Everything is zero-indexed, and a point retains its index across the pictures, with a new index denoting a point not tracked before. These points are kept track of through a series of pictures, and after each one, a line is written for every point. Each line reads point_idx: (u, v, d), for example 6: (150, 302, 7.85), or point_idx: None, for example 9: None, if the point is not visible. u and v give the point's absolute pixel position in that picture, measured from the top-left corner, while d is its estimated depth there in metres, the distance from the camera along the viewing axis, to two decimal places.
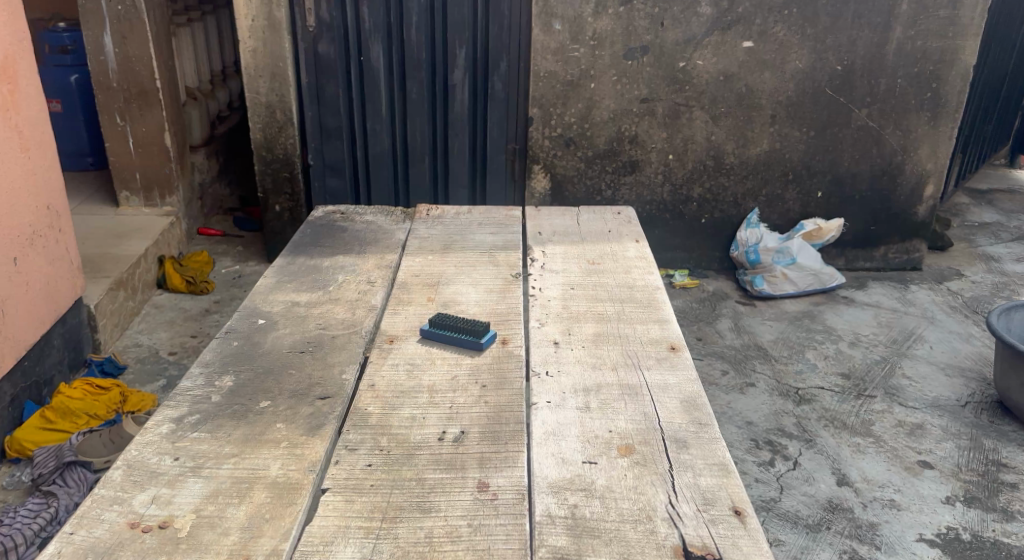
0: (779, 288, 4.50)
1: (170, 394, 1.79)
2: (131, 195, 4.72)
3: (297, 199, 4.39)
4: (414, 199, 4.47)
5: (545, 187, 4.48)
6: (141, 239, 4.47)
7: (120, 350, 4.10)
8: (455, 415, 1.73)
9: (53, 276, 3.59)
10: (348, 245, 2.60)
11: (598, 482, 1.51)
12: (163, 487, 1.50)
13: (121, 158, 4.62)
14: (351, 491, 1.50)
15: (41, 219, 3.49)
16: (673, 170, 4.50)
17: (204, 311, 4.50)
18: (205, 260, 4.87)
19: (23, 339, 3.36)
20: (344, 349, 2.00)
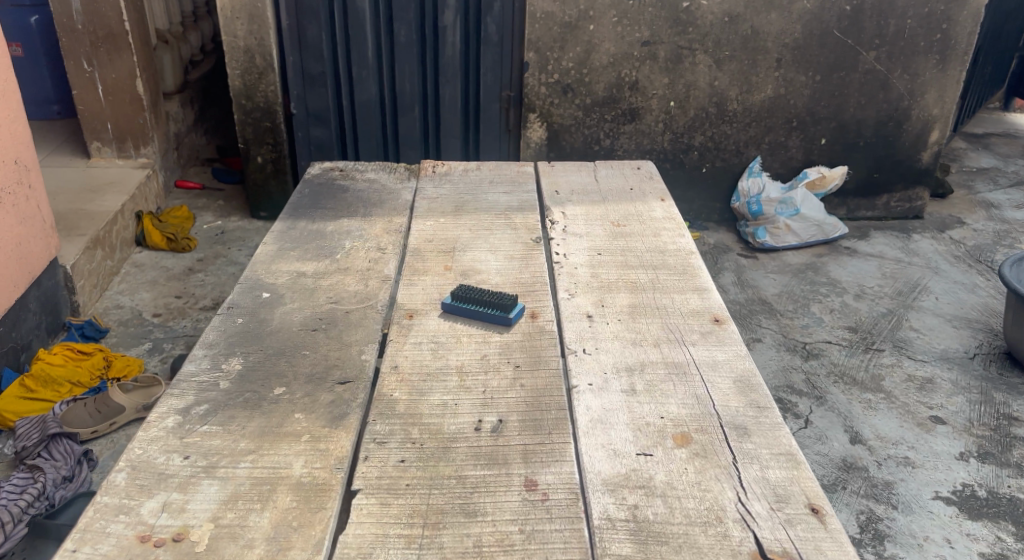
0: (781, 240, 4.36)
1: (174, 381, 1.61)
2: (103, 146, 4.42)
3: (280, 150, 4.14)
4: (403, 150, 4.24)
5: (541, 137, 4.27)
6: (117, 193, 4.20)
7: (100, 312, 3.86)
8: (491, 403, 1.58)
9: (26, 237, 3.31)
10: (353, 207, 2.42)
11: (658, 478, 1.37)
12: (174, 492, 1.34)
13: (89, 108, 4.31)
14: (385, 493, 1.35)
15: (10, 174, 3.18)
16: (674, 118, 4.30)
17: (189, 270, 4.26)
18: (185, 216, 4.61)
19: None
20: (360, 326, 1.83)
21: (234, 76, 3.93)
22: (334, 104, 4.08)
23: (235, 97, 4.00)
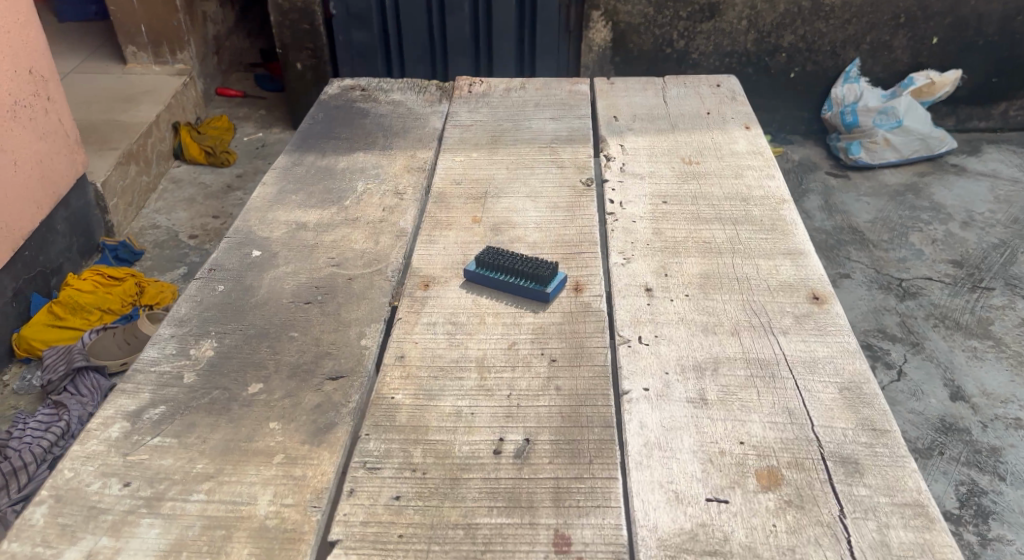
0: (878, 157, 3.61)
1: (129, 371, 1.30)
2: (139, 50, 4.11)
3: (320, 55, 3.69)
4: (454, 55, 3.73)
5: (605, 38, 3.68)
6: (151, 103, 3.86)
7: (137, 234, 3.57)
8: (515, 415, 1.24)
9: (49, 154, 2.93)
10: (372, 138, 2.06)
11: (735, 541, 1.05)
12: (104, 536, 1.03)
13: (124, 12, 4.02)
14: (372, 550, 1.04)
15: (24, 83, 2.77)
16: (761, 14, 3.59)
17: (226, 188, 3.95)
18: (226, 126, 4.28)
19: (20, 234, 2.77)
20: (363, 299, 1.48)
21: None
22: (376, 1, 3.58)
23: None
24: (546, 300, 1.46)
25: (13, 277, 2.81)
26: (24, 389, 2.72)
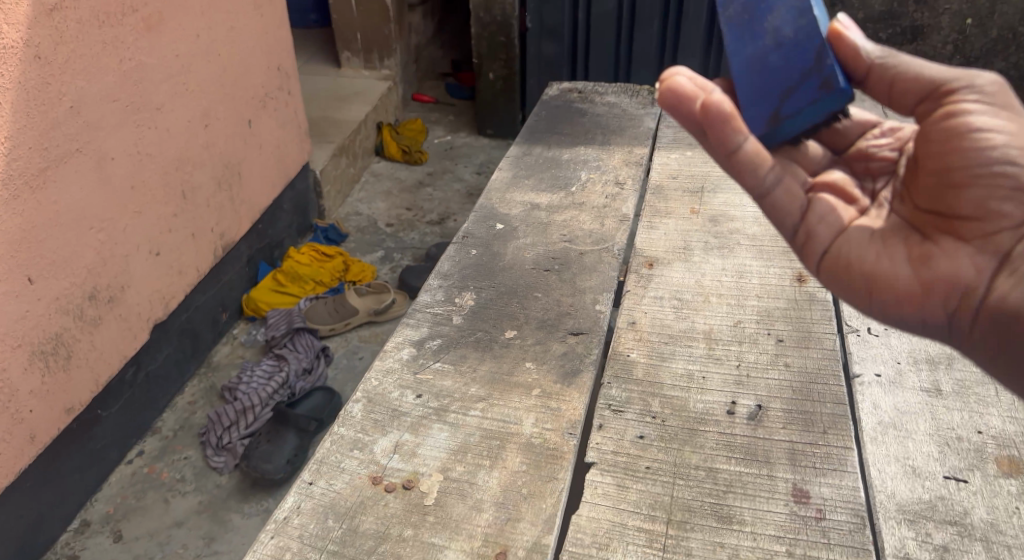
0: None
1: (408, 310, 1.54)
2: (353, 55, 4.04)
3: (512, 66, 3.86)
4: (635, 80, 3.81)
5: None
6: (360, 103, 3.79)
7: (342, 219, 3.53)
8: (745, 383, 1.33)
9: (277, 146, 2.89)
10: (590, 133, 2.23)
11: (976, 519, 1.06)
12: (406, 433, 1.27)
13: (342, 19, 3.93)
14: (624, 474, 1.18)
15: (272, 81, 2.80)
16: (969, 39, 3.25)
17: (420, 184, 3.80)
18: (420, 129, 4.09)
19: (208, 243, 2.51)
20: (594, 272, 1.64)
21: None
22: (569, 18, 3.68)
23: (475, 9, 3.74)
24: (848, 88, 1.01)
25: (249, 245, 2.83)
26: (248, 343, 2.73)
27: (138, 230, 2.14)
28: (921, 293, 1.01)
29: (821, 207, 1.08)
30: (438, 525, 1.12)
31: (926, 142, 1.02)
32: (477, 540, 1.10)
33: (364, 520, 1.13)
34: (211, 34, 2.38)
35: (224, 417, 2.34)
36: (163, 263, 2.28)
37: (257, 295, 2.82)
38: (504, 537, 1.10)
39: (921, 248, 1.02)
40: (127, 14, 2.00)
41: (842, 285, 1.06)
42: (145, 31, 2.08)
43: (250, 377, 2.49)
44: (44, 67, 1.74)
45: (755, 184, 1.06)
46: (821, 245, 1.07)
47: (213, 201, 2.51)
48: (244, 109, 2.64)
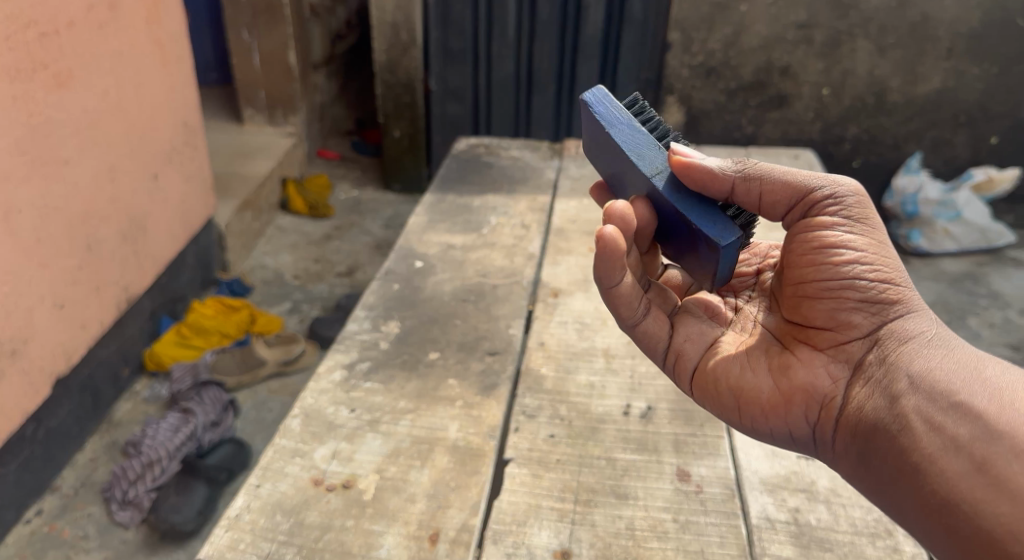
0: (937, 245, 3.70)
1: (337, 338, 1.69)
2: (256, 112, 4.16)
3: (417, 125, 4.10)
4: (534, 128, 4.06)
5: (678, 121, 3.87)
6: (266, 159, 3.91)
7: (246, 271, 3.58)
8: (638, 389, 1.56)
9: (186, 198, 2.99)
10: (497, 184, 2.48)
11: (821, 484, 1.31)
12: (342, 441, 1.40)
13: (247, 76, 4.07)
14: (537, 465, 1.37)
15: (179, 136, 2.90)
16: (827, 106, 3.74)
17: (326, 237, 3.93)
18: (324, 184, 4.19)
19: (116, 292, 2.57)
20: (506, 300, 1.86)
21: (380, 53, 3.86)
22: (472, 81, 3.95)
23: (380, 72, 3.94)
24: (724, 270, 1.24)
25: (151, 299, 2.84)
26: (150, 399, 2.73)
27: (44, 281, 2.20)
28: (783, 404, 1.23)
29: (694, 332, 1.35)
30: (376, 515, 1.26)
31: (791, 257, 1.28)
32: (412, 526, 1.25)
33: (308, 516, 1.26)
34: (120, 92, 2.50)
35: (128, 471, 2.35)
36: (70, 313, 2.33)
37: (159, 349, 2.80)
38: (436, 521, 1.26)
39: (781, 360, 1.25)
40: (38, 71, 2.12)
41: (717, 402, 1.29)
42: (56, 88, 2.20)
43: (156, 430, 2.47)
44: None
45: (634, 311, 1.30)
46: (700, 364, 1.32)
47: (121, 251, 2.58)
48: (153, 162, 2.74)
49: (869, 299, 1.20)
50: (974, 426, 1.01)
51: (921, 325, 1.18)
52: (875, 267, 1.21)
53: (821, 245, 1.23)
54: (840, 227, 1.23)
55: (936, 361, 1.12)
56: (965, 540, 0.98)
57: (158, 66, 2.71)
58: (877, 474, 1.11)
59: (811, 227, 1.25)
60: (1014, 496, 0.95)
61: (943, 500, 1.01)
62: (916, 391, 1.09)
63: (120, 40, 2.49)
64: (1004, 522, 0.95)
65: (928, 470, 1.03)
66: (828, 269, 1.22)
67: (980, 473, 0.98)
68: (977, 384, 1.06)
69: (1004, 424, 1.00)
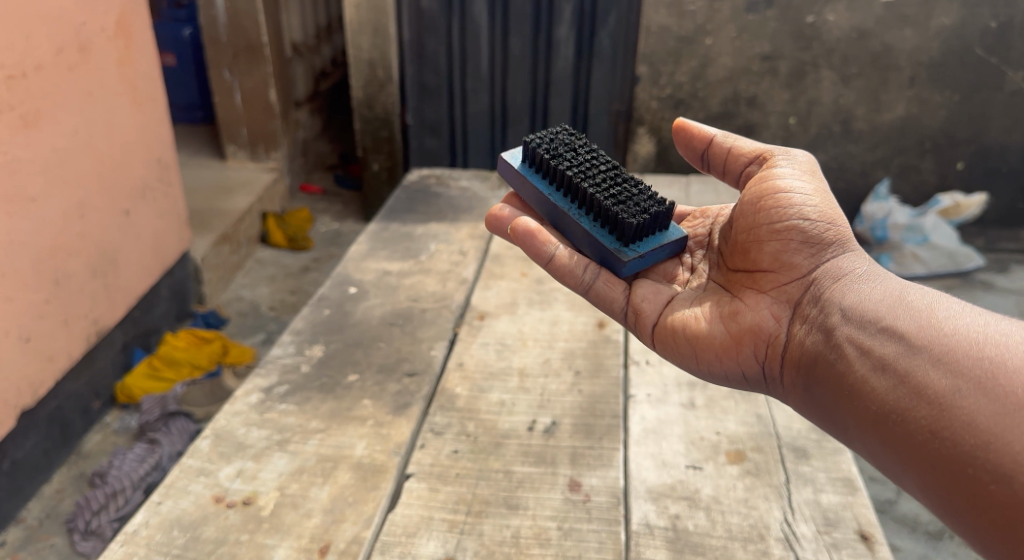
0: (908, 270, 3.31)
1: (261, 362, 1.75)
2: (239, 148, 3.89)
3: (395, 160, 3.67)
4: None
5: (649, 153, 3.50)
6: (246, 195, 3.64)
7: (223, 304, 3.29)
8: (547, 405, 1.62)
9: (158, 238, 2.74)
10: (442, 213, 2.53)
11: (704, 492, 1.41)
12: (248, 461, 1.46)
13: (228, 113, 3.80)
14: (436, 479, 1.43)
15: (153, 170, 2.67)
16: (794, 137, 3.37)
17: (304, 268, 3.61)
18: (305, 218, 3.93)
19: (77, 344, 2.32)
20: (431, 323, 1.90)
21: (355, 88, 3.46)
22: (448, 117, 3.56)
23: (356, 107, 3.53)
24: (629, 262, 1.47)
25: (123, 331, 2.62)
26: (121, 430, 2.52)
27: (6, 318, 2.02)
28: (735, 346, 1.36)
29: (648, 290, 1.48)
30: (271, 529, 1.33)
31: (740, 226, 1.46)
32: (304, 539, 1.31)
33: (205, 531, 1.33)
34: (89, 132, 2.31)
35: (93, 501, 2.21)
36: (33, 364, 2.12)
37: (130, 381, 2.59)
38: (329, 534, 1.32)
39: (732, 307, 1.39)
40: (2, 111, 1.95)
41: (678, 352, 1.42)
42: (20, 129, 2.03)
43: (120, 462, 2.32)
44: None
45: (578, 279, 1.49)
46: (659, 317, 1.45)
47: (91, 296, 2.36)
48: (122, 198, 2.50)
49: (809, 240, 1.36)
50: (897, 343, 1.12)
51: (855, 263, 1.32)
52: (815, 213, 1.38)
53: (766, 201, 1.42)
54: (783, 181, 1.43)
55: (866, 293, 1.24)
56: (894, 444, 1.07)
57: (127, 101, 2.48)
58: (820, 399, 1.21)
59: (756, 188, 1.45)
60: (931, 401, 1.04)
61: (874, 413, 1.10)
62: (848, 321, 1.21)
63: (91, 81, 2.30)
64: (925, 424, 1.03)
65: (860, 388, 1.13)
66: (771, 217, 1.41)
67: (902, 385, 1.08)
68: (899, 309, 1.17)
69: (922, 338, 1.10)
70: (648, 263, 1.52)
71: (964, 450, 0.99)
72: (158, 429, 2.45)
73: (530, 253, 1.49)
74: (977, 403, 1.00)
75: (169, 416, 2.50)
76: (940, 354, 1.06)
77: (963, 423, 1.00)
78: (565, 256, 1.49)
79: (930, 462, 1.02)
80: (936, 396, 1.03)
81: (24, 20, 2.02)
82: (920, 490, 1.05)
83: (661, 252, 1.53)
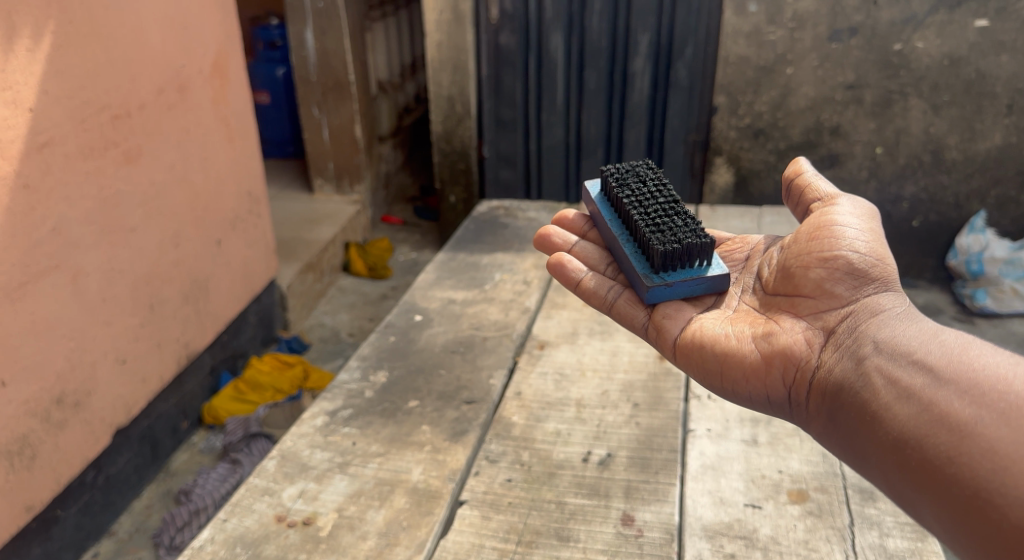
0: (1005, 307, 3.20)
1: (328, 386, 1.82)
2: (325, 182, 4.05)
3: (472, 191, 3.73)
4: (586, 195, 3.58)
5: (727, 183, 3.44)
6: (328, 227, 3.77)
7: (305, 330, 3.41)
8: (603, 436, 1.61)
9: (247, 267, 2.88)
10: (508, 244, 2.56)
11: (762, 532, 1.37)
12: (311, 482, 1.51)
13: (316, 149, 3.96)
14: (488, 507, 1.44)
15: (243, 204, 2.82)
16: (881, 166, 3.26)
17: (383, 297, 3.71)
18: (386, 248, 4.04)
19: (168, 366, 2.45)
20: (492, 351, 1.93)
21: (435, 123, 3.57)
22: (523, 148, 3.55)
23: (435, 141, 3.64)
24: (649, 288, 1.48)
25: (213, 354, 2.75)
26: (206, 450, 2.62)
27: (108, 338, 2.15)
28: (765, 367, 1.32)
29: (670, 308, 1.49)
30: (328, 550, 1.36)
31: (790, 257, 1.44)
32: None
33: (266, 549, 1.37)
34: (186, 167, 2.46)
35: (177, 517, 2.29)
36: (126, 382, 2.25)
37: (216, 403, 2.71)
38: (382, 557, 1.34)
39: (763, 330, 1.36)
40: (109, 148, 2.11)
41: (703, 367, 1.39)
42: (125, 164, 2.19)
43: (204, 478, 2.42)
44: (31, 194, 1.86)
45: (602, 298, 1.56)
46: (684, 333, 1.43)
47: (182, 319, 2.50)
48: (214, 229, 2.65)
49: (853, 272, 1.32)
50: (925, 373, 1.09)
51: (894, 300, 1.28)
52: (865, 248, 1.34)
53: (820, 233, 1.40)
54: (841, 217, 1.40)
55: (900, 327, 1.20)
56: (912, 470, 1.04)
57: (222, 139, 2.65)
58: (842, 425, 1.18)
59: (813, 221, 1.43)
60: (952, 430, 1.01)
61: (894, 439, 1.07)
62: (878, 349, 1.18)
63: (189, 120, 2.46)
64: (944, 452, 1.01)
65: (882, 415, 1.10)
66: (820, 247, 1.37)
67: (925, 413, 1.05)
68: (930, 342, 1.14)
69: (950, 370, 1.07)
70: (677, 294, 1.50)
71: (980, 478, 0.96)
72: (240, 450, 2.55)
73: (560, 279, 1.58)
74: (998, 433, 0.97)
75: (251, 436, 2.60)
76: (966, 386, 1.03)
77: (981, 453, 0.97)
78: (591, 281, 1.57)
79: (945, 492, 0.99)
80: (957, 425, 1.01)
81: (132, 66, 2.19)
82: (934, 520, 1.01)
83: (696, 285, 1.50)
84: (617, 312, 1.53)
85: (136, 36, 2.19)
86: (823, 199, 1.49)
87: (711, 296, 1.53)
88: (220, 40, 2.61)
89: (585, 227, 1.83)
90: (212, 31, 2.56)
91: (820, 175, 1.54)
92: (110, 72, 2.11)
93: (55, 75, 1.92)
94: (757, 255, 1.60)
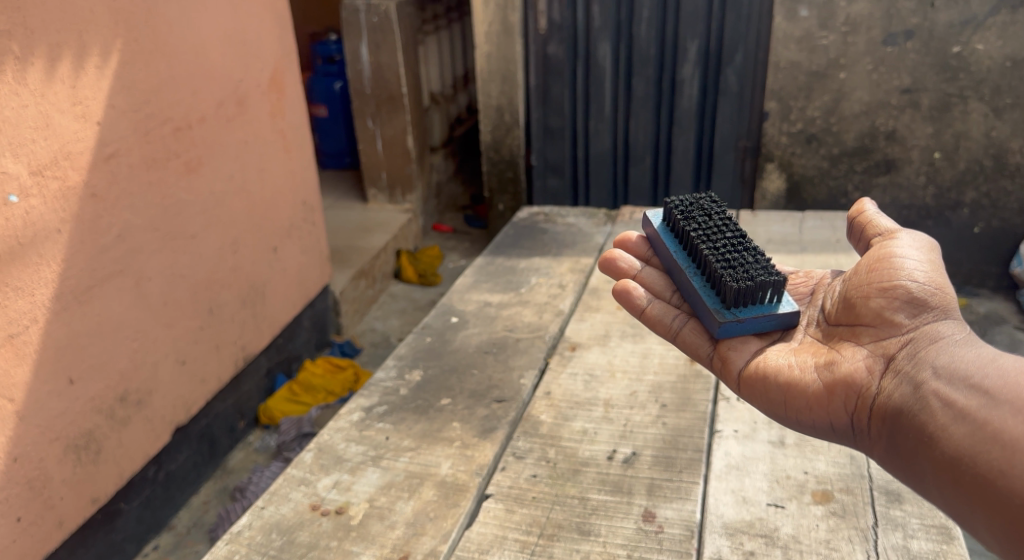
0: None
1: (364, 384, 1.88)
2: (378, 192, 4.16)
3: (521, 199, 3.78)
4: (632, 201, 3.60)
5: (776, 189, 3.41)
6: (382, 235, 3.87)
7: (355, 335, 3.50)
8: (628, 435, 1.63)
9: (301, 274, 2.99)
10: (546, 248, 2.61)
11: (783, 530, 1.37)
12: (345, 473, 1.58)
13: (370, 160, 4.08)
14: (513, 501, 1.48)
15: (298, 213, 2.93)
16: (939, 171, 3.19)
17: (432, 303, 3.78)
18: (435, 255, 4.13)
19: (225, 367, 2.56)
20: (524, 352, 1.97)
21: (483, 133, 3.65)
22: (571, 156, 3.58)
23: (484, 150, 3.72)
24: (722, 323, 1.46)
25: (268, 357, 2.86)
26: (260, 449, 2.74)
27: (168, 340, 2.27)
28: (826, 396, 1.31)
29: (736, 339, 1.50)
30: (359, 537, 1.42)
31: (851, 288, 1.43)
32: (386, 549, 1.40)
33: (299, 535, 1.44)
34: (244, 177, 2.58)
35: (231, 513, 2.40)
36: (185, 381, 2.36)
37: (271, 404, 2.82)
38: (408, 546, 1.40)
39: (825, 358, 1.36)
40: (171, 159, 2.24)
41: (766, 397, 1.39)
42: (186, 173, 2.31)
43: (259, 477, 2.53)
44: (97, 203, 1.99)
45: (667, 326, 1.59)
46: (749, 364, 1.44)
47: (239, 323, 2.61)
48: (271, 237, 2.76)
49: (913, 301, 1.30)
50: (981, 395, 1.09)
51: (954, 326, 1.25)
52: (924, 277, 1.32)
53: (878, 264, 1.38)
54: (900, 248, 1.38)
55: (958, 351, 1.19)
56: (969, 487, 1.05)
57: (278, 148, 2.76)
58: (901, 449, 1.18)
59: (873, 253, 1.41)
60: (1005, 447, 1.02)
61: (950, 459, 1.08)
62: (936, 373, 1.17)
63: (247, 131, 2.58)
64: (997, 467, 1.02)
65: (937, 436, 1.11)
66: (880, 278, 1.36)
67: (979, 432, 1.06)
68: (988, 364, 1.13)
69: (1006, 390, 1.07)
70: (749, 329, 1.49)
71: None
72: (292, 450, 2.66)
73: (624, 305, 1.60)
74: None
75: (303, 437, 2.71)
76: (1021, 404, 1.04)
77: None
78: (655, 310, 1.60)
79: (1000, 508, 1.01)
80: (1010, 442, 1.02)
81: (194, 80, 2.32)
82: (989, 536, 1.02)
83: (768, 320, 1.49)
84: (682, 340, 1.56)
85: (197, 52, 2.32)
86: (884, 232, 1.47)
87: (778, 331, 1.52)
88: (277, 53, 2.73)
89: (647, 252, 1.83)
90: (271, 46, 2.69)
91: (882, 211, 1.51)
92: (173, 86, 2.24)
93: (122, 90, 2.05)
94: (822, 288, 1.58)
